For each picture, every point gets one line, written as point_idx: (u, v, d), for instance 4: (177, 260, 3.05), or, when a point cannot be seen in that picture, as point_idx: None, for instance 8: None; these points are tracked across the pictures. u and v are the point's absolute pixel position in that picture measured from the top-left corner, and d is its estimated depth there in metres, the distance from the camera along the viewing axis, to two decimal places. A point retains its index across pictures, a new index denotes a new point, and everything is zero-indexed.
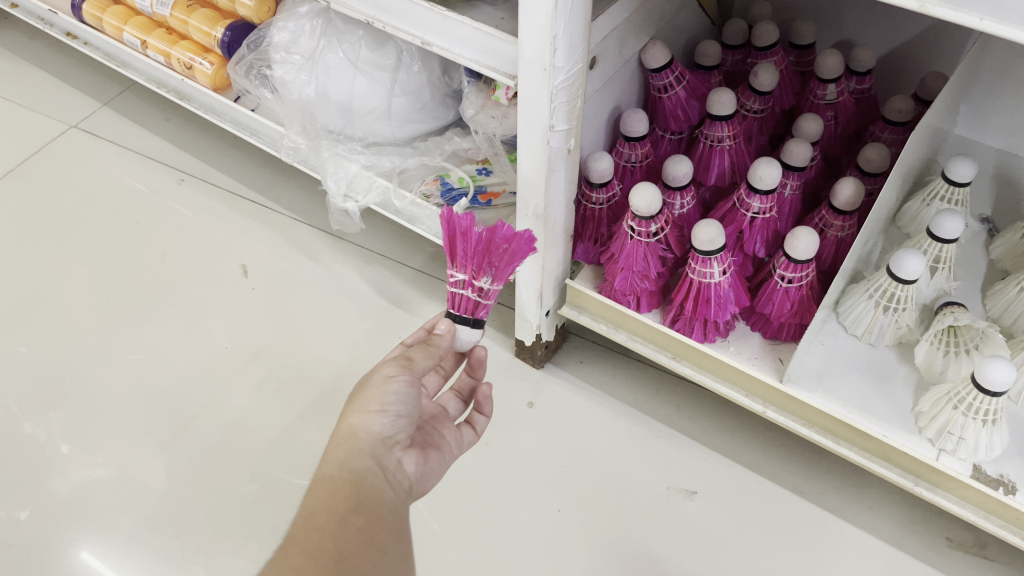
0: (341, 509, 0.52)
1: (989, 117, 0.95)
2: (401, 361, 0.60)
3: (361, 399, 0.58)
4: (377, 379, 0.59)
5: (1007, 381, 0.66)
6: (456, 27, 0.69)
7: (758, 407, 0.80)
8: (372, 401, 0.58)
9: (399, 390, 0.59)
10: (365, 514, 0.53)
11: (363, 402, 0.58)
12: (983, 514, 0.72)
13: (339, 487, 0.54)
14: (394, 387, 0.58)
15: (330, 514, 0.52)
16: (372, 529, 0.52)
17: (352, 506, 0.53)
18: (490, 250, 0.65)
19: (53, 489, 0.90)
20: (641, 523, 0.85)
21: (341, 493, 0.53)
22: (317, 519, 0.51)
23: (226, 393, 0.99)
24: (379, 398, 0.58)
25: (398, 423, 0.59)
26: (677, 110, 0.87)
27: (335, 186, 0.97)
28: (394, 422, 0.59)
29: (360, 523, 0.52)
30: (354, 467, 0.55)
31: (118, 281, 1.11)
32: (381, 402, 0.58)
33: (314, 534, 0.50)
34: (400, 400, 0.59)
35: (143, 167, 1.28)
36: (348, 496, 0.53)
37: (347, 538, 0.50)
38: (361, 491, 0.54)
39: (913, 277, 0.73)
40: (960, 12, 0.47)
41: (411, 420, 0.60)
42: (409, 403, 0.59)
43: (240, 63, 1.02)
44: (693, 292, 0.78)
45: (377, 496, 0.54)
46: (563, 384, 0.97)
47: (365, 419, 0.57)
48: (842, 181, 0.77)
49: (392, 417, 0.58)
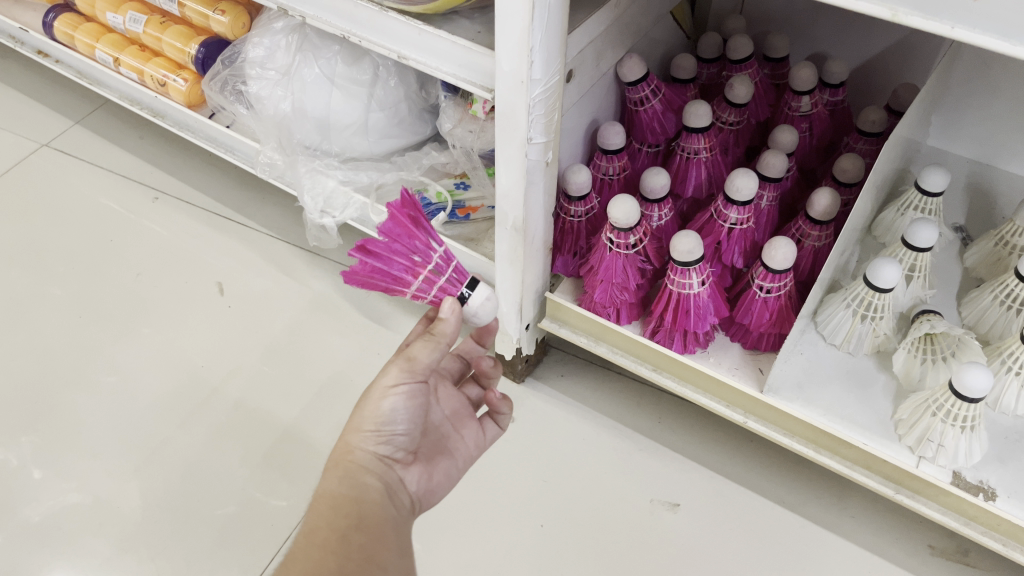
0: (344, 526, 0.52)
1: (960, 127, 0.97)
2: (403, 365, 0.57)
3: (357, 414, 0.57)
4: (376, 391, 0.57)
5: (984, 387, 0.66)
6: (432, 41, 0.69)
7: (740, 418, 0.80)
8: (369, 420, 0.57)
9: (394, 405, 0.57)
10: (365, 532, 0.53)
11: (359, 419, 0.57)
12: (964, 521, 0.72)
13: (339, 503, 0.54)
14: (388, 403, 0.56)
15: (332, 530, 0.52)
16: (374, 546, 0.52)
17: (352, 522, 0.53)
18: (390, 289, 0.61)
19: (25, 517, 0.87)
20: (624, 540, 0.83)
21: (342, 509, 0.53)
22: (320, 535, 0.51)
23: (203, 413, 0.97)
24: (374, 415, 0.57)
25: (396, 441, 0.58)
26: (653, 123, 0.88)
27: (312, 202, 0.96)
28: (392, 440, 0.58)
29: (360, 540, 0.52)
30: (351, 484, 0.55)
31: (91, 301, 1.09)
32: (375, 421, 0.56)
33: (317, 552, 0.50)
34: (396, 415, 0.57)
35: (116, 185, 1.26)
36: (350, 512, 0.53)
37: (347, 556, 0.50)
38: (362, 507, 0.54)
39: (889, 285, 0.74)
40: (932, 21, 0.48)
41: (411, 432, 0.59)
42: (406, 417, 0.57)
43: (214, 79, 1.01)
44: (673, 303, 0.78)
45: (376, 515, 0.55)
46: (544, 398, 0.96)
47: (360, 437, 0.57)
48: (818, 192, 0.77)
49: (385, 434, 0.57)
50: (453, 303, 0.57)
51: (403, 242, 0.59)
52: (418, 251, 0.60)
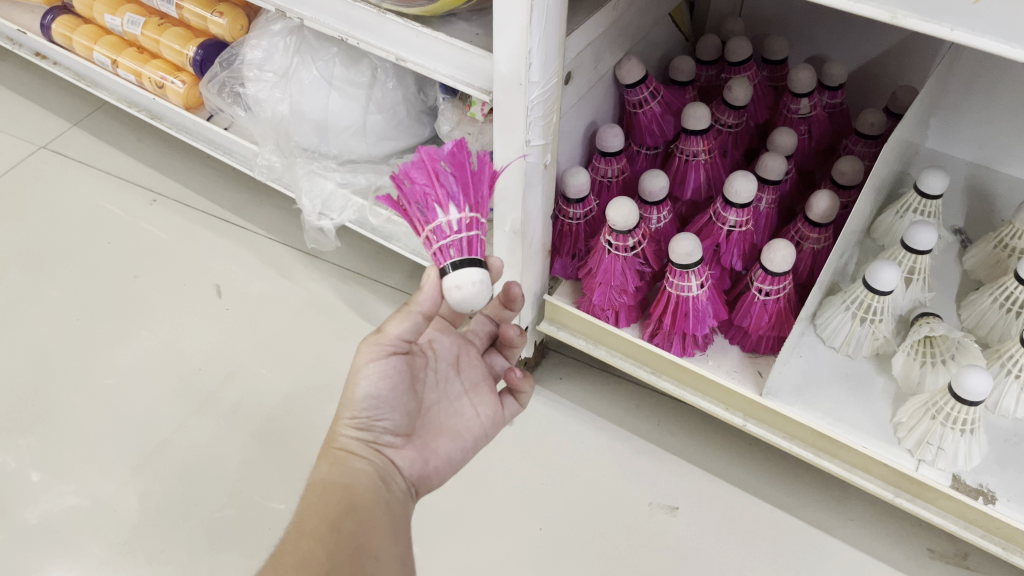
0: (333, 513, 0.53)
1: (959, 129, 0.97)
2: (375, 339, 0.58)
3: (341, 401, 0.59)
4: (354, 373, 0.58)
5: (984, 391, 0.65)
6: (430, 43, 0.69)
7: (739, 421, 0.80)
8: (347, 404, 0.58)
9: (369, 386, 0.57)
10: (355, 519, 0.53)
11: (341, 405, 0.58)
12: (963, 524, 0.72)
13: (329, 492, 0.55)
14: (363, 385, 0.57)
15: (321, 518, 0.52)
16: (363, 530, 0.53)
17: (341, 509, 0.54)
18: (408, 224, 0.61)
19: (21, 520, 0.87)
20: (623, 543, 0.83)
21: (332, 498, 0.54)
22: (310, 526, 0.52)
23: (201, 416, 0.96)
24: (351, 399, 0.58)
25: (379, 423, 0.59)
26: (652, 126, 0.88)
27: (310, 204, 0.96)
28: (374, 423, 0.58)
29: (350, 528, 0.52)
30: (341, 470, 0.57)
31: (89, 304, 1.09)
32: (353, 404, 0.58)
33: (304, 541, 0.51)
34: (373, 396, 0.58)
35: (114, 188, 1.26)
36: (340, 501, 0.54)
37: (337, 545, 0.51)
38: (351, 495, 0.55)
39: (888, 288, 0.73)
40: (931, 23, 0.48)
41: (397, 413, 0.59)
42: (385, 399, 0.58)
43: (213, 81, 1.01)
44: (672, 306, 0.78)
45: (367, 500, 0.55)
46: (542, 401, 0.96)
47: (342, 422, 0.58)
48: (817, 195, 0.77)
49: (366, 417, 0.58)
50: (431, 271, 0.56)
51: (423, 186, 0.58)
52: (432, 204, 0.58)
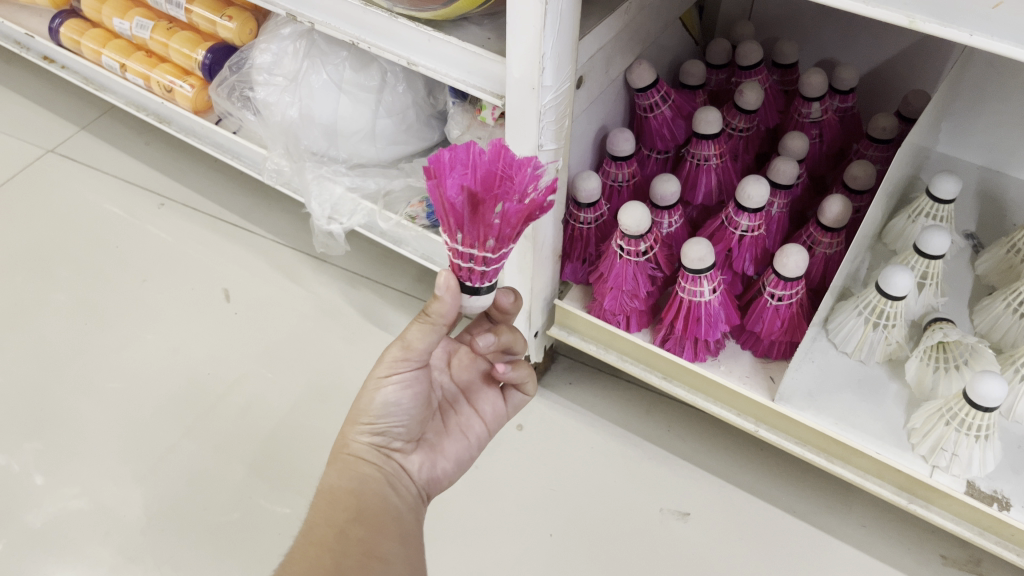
0: (342, 520, 0.53)
1: (970, 134, 0.97)
2: (399, 350, 0.57)
3: (354, 409, 0.59)
4: (371, 383, 0.58)
5: (999, 397, 0.65)
6: (442, 47, 0.68)
7: (751, 426, 0.80)
8: (364, 411, 0.58)
9: (389, 397, 0.58)
10: (364, 525, 0.53)
11: (355, 414, 0.59)
12: (978, 530, 0.71)
13: (340, 499, 0.55)
14: (384, 395, 0.58)
15: (331, 525, 0.53)
16: (374, 538, 0.53)
17: (351, 516, 0.54)
18: (434, 185, 0.51)
19: (28, 524, 0.87)
20: (632, 549, 0.83)
21: (340, 504, 0.55)
22: (317, 533, 0.52)
23: (209, 420, 0.96)
24: (367, 409, 0.58)
25: (394, 430, 0.59)
26: (663, 130, 0.87)
27: (320, 209, 0.96)
28: (389, 430, 0.59)
29: (359, 533, 0.53)
30: (355, 476, 0.57)
31: (96, 307, 1.09)
32: (369, 414, 0.58)
33: (312, 547, 0.51)
34: (391, 406, 0.58)
35: (121, 192, 1.26)
36: (349, 507, 0.55)
37: (345, 550, 0.51)
38: (363, 500, 0.55)
39: (902, 293, 0.73)
40: (950, 28, 0.48)
41: (411, 420, 0.60)
42: (404, 407, 0.59)
43: (222, 85, 1.01)
44: (684, 311, 0.78)
45: (379, 506, 0.56)
46: (552, 406, 0.95)
47: (356, 431, 0.59)
48: (829, 199, 0.77)
49: (382, 426, 0.59)
50: (448, 279, 0.52)
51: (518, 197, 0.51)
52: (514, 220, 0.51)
